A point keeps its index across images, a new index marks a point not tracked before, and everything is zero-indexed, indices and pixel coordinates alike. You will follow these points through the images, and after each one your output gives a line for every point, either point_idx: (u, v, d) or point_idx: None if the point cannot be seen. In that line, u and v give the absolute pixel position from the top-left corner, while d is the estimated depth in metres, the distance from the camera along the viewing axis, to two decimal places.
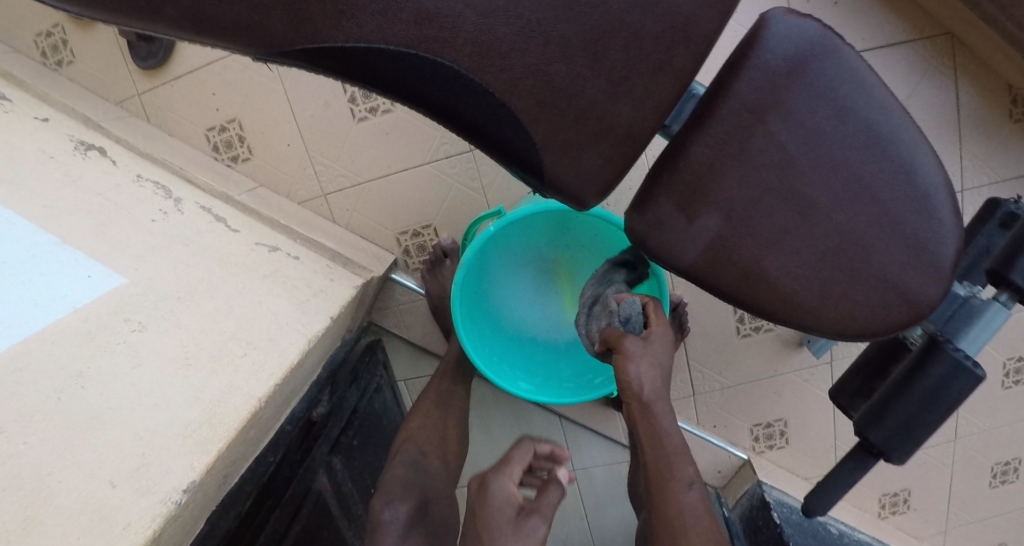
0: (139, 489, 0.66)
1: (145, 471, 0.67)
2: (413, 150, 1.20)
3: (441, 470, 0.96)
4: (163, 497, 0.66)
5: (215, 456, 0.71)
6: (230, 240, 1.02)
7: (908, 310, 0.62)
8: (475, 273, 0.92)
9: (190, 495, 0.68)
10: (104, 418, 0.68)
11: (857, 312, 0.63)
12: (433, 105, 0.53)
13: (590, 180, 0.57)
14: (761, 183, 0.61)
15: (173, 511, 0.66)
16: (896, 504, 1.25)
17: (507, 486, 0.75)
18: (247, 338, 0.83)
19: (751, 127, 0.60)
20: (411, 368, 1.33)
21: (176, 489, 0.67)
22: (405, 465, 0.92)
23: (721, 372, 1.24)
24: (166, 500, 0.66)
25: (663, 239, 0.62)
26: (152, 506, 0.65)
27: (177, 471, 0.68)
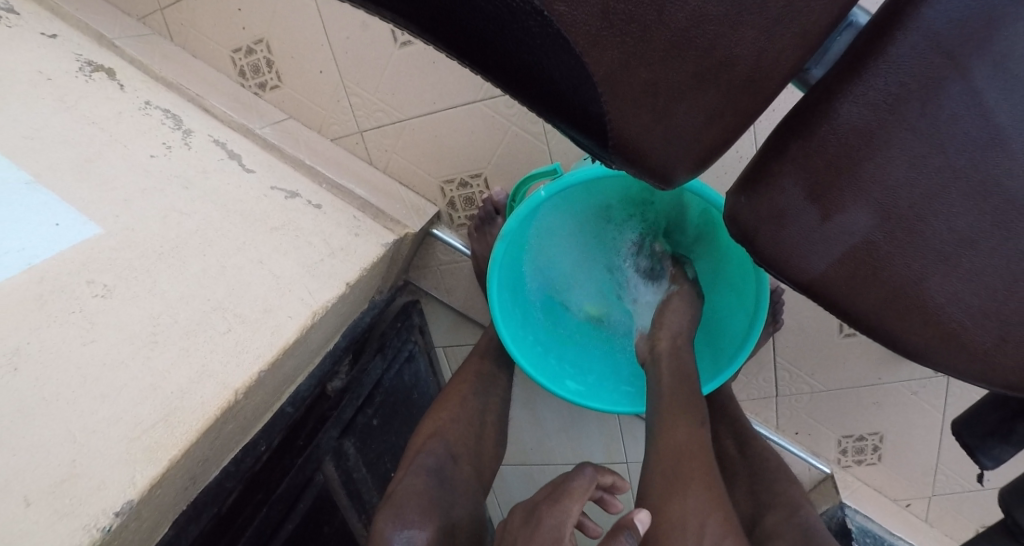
0: (60, 510, 0.55)
1: (71, 486, 0.56)
2: (462, 83, 0.98)
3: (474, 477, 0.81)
4: (88, 522, 0.55)
5: (165, 467, 0.60)
6: (242, 183, 0.86)
7: None
8: (519, 244, 0.73)
9: (124, 519, 0.57)
10: (34, 412, 0.57)
11: None
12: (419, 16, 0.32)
13: (681, 146, 0.36)
14: (942, 167, 0.40)
15: (98, 542, 0.55)
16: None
17: (564, 523, 0.52)
18: (235, 310, 0.72)
19: (942, 77, 0.38)
20: (450, 335, 1.17)
21: (105, 513, 0.56)
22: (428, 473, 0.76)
23: (814, 375, 1.02)
24: (89, 526, 0.55)
25: (782, 238, 0.42)
26: (71, 536, 0.54)
27: (111, 486, 0.57)
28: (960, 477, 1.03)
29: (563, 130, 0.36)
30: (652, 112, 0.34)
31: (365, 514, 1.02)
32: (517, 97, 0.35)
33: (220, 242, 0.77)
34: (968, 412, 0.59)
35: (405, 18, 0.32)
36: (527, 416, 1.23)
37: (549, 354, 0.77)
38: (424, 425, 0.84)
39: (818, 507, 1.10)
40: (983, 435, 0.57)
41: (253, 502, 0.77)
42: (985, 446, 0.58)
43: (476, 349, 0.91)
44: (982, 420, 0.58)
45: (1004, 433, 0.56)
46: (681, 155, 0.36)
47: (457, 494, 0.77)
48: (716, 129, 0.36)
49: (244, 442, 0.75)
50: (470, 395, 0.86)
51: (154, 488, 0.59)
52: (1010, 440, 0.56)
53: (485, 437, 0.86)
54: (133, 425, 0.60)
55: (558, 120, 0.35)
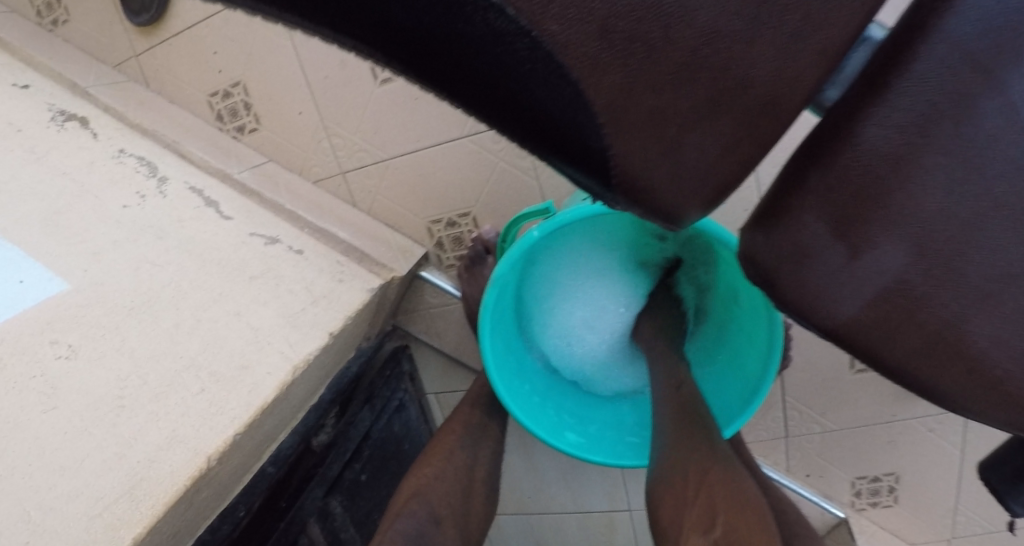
0: None
1: None
2: (447, 120, 0.94)
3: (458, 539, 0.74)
4: None
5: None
6: (218, 232, 0.81)
7: None
8: (508, 289, 0.69)
9: None
10: None
11: None
12: (393, 45, 0.28)
13: (692, 182, 0.32)
14: (981, 193, 0.35)
15: None
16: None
17: None
18: (210, 368, 0.66)
19: (978, 93, 0.34)
20: (443, 380, 1.11)
21: None
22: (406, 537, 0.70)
23: (825, 414, 0.97)
24: None
25: (805, 279, 0.38)
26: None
27: None
28: (980, 518, 0.97)
29: (558, 167, 0.32)
30: (661, 144, 0.30)
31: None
32: (509, 131, 0.31)
33: (194, 293, 0.72)
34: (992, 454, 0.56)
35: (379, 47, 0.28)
36: (524, 463, 1.17)
37: (547, 404, 0.72)
38: (407, 478, 0.78)
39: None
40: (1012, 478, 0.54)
41: None
42: (1015, 490, 0.54)
43: (466, 399, 0.86)
44: (1008, 463, 0.54)
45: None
46: (693, 192, 0.32)
47: None
48: (729, 161, 0.32)
49: (221, 507, 0.69)
50: (456, 447, 0.81)
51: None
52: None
53: (473, 494, 0.79)
54: (94, 500, 0.55)
55: (552, 155, 0.31)
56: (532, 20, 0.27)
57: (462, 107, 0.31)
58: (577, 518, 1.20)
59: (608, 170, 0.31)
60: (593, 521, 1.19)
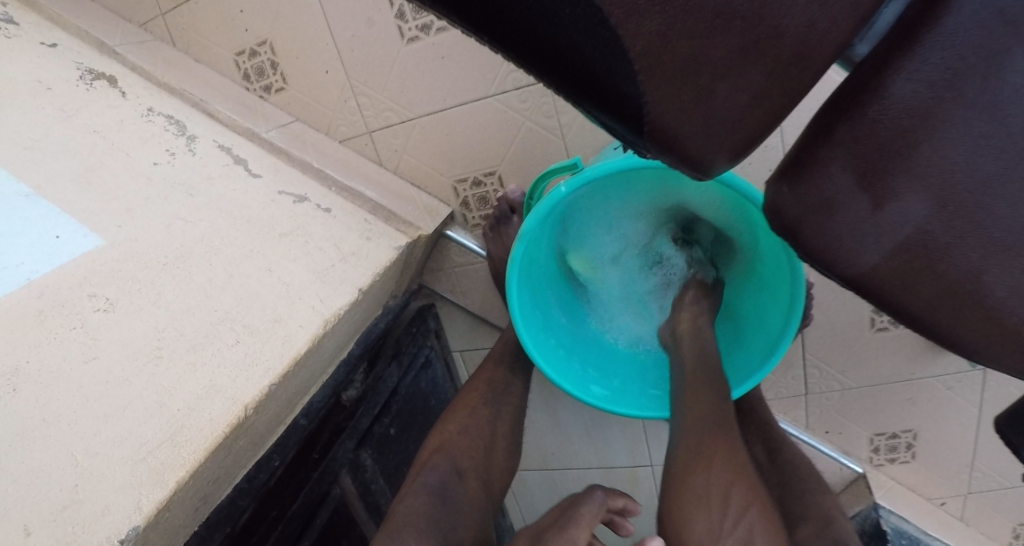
0: (63, 538, 0.52)
1: (74, 512, 0.53)
2: (471, 78, 0.94)
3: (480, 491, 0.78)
4: None
5: (172, 490, 0.56)
6: (248, 188, 0.84)
7: None
8: (536, 243, 0.70)
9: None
10: (31, 435, 0.54)
11: None
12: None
13: (721, 131, 0.32)
14: (1006, 147, 0.36)
15: None
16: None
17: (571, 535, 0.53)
18: (244, 321, 0.69)
19: (1008, 46, 0.35)
20: (467, 337, 1.13)
21: (109, 540, 0.52)
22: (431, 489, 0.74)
23: (845, 372, 0.98)
24: None
25: (827, 230, 0.38)
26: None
27: (117, 511, 0.54)
28: (996, 474, 0.99)
29: (594, 115, 0.34)
30: (693, 93, 0.31)
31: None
32: (549, 78, 0.33)
33: (228, 250, 0.74)
34: (1011, 408, 0.57)
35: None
36: (546, 418, 1.20)
37: (571, 357, 0.74)
38: (433, 434, 0.81)
39: (846, 511, 1.06)
40: None
41: (267, 520, 0.74)
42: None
43: (490, 357, 0.87)
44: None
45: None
46: (720, 142, 0.33)
47: (464, 505, 0.75)
48: (759, 112, 0.32)
49: (257, 456, 0.71)
50: (479, 405, 0.83)
51: (162, 512, 0.56)
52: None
53: (495, 450, 0.82)
54: (138, 445, 0.57)
55: (589, 103, 0.33)
56: None
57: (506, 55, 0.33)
58: (599, 472, 1.23)
59: (642, 117, 0.32)
60: (614, 476, 1.22)
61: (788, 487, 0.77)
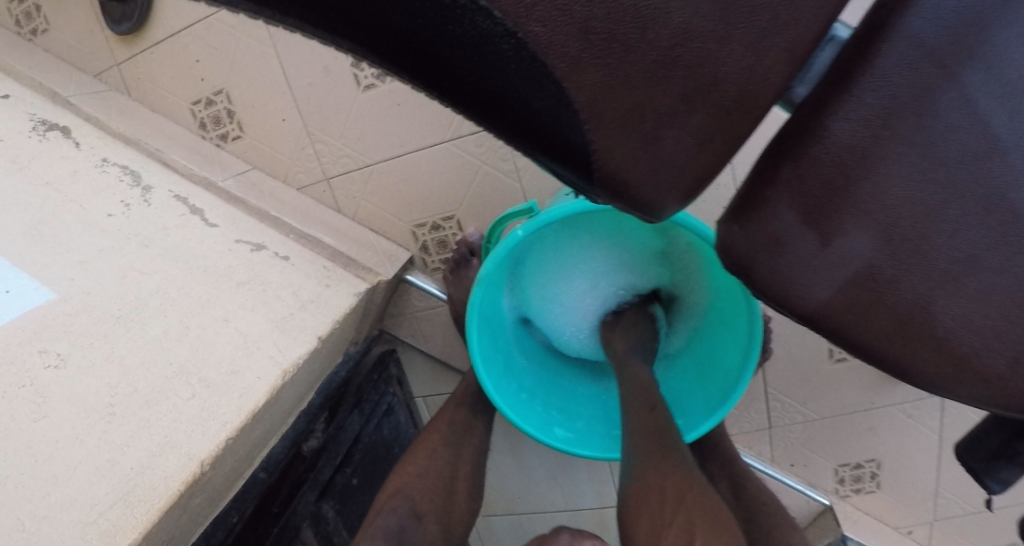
0: None
1: None
2: (428, 125, 0.95)
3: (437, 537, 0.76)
4: None
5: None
6: (203, 240, 0.81)
7: None
8: (493, 290, 0.70)
9: None
10: None
11: None
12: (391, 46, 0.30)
13: (669, 175, 0.34)
14: (941, 181, 0.38)
15: None
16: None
17: None
18: (199, 374, 0.66)
19: (939, 86, 0.37)
20: (430, 382, 1.10)
21: None
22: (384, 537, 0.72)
23: (807, 403, 1.00)
24: None
25: (778, 267, 0.40)
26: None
27: None
28: (960, 500, 1.01)
29: (541, 162, 0.34)
30: (641, 139, 0.32)
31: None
32: (498, 129, 0.32)
33: (182, 301, 0.73)
34: (968, 437, 0.59)
35: (376, 50, 0.30)
36: (512, 464, 1.18)
37: (535, 400, 0.73)
38: (387, 482, 0.79)
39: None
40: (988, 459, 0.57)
41: None
42: (990, 469, 0.57)
43: (452, 399, 0.87)
44: (984, 444, 0.58)
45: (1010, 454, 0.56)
46: (668, 187, 0.34)
47: None
48: (705, 154, 0.34)
49: (217, 511, 0.69)
50: (439, 446, 0.82)
51: None
52: (1016, 461, 0.56)
53: (455, 490, 0.80)
54: (89, 507, 0.55)
55: (538, 151, 0.33)
56: (517, 22, 0.29)
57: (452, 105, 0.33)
58: (568, 515, 1.21)
59: (589, 165, 0.32)
60: (580, 518, 1.20)
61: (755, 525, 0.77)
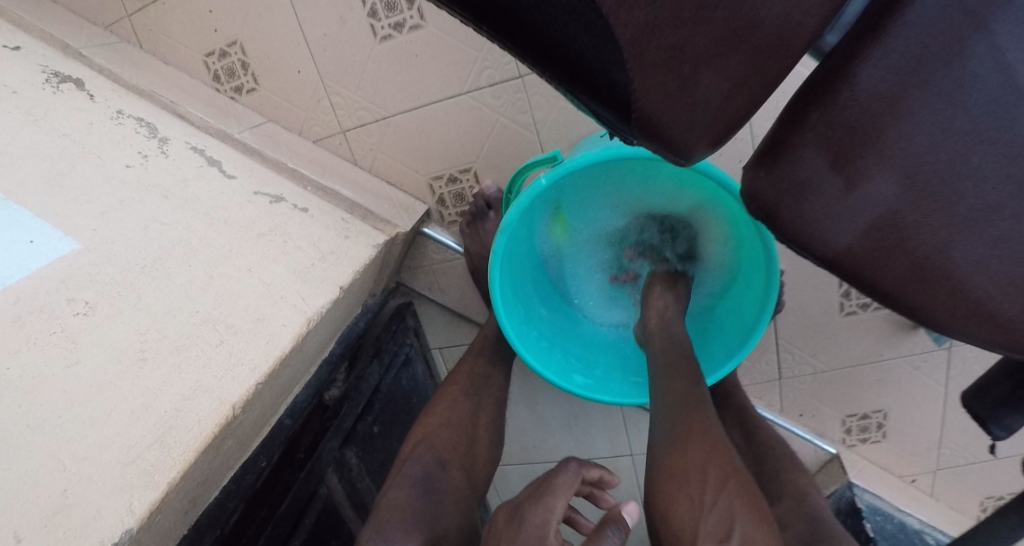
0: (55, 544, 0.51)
1: (63, 518, 0.52)
2: (444, 77, 0.94)
3: (463, 487, 0.78)
4: None
5: (165, 491, 0.56)
6: (223, 189, 0.83)
7: None
8: (514, 239, 0.70)
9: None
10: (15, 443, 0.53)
11: None
12: None
13: (704, 119, 0.35)
14: (967, 129, 0.38)
15: None
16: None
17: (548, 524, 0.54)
18: (227, 320, 0.68)
19: (967, 33, 0.37)
20: (446, 334, 1.11)
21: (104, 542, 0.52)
22: (411, 486, 0.74)
23: (816, 354, 1.01)
24: None
25: (800, 211, 0.40)
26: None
27: (108, 516, 0.53)
28: (964, 451, 1.03)
29: (581, 101, 0.36)
30: (679, 83, 0.34)
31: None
32: (543, 67, 0.34)
33: (206, 251, 0.74)
34: (978, 383, 0.61)
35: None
36: (527, 414, 1.21)
37: (554, 347, 0.75)
38: (414, 430, 0.82)
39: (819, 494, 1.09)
40: (994, 406, 0.59)
41: (254, 522, 0.73)
42: (997, 416, 0.60)
43: (470, 349, 0.88)
44: (991, 390, 0.60)
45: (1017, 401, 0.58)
46: (701, 131, 0.35)
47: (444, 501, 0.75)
48: (740, 99, 0.35)
49: (243, 459, 0.70)
50: (461, 397, 0.84)
51: (154, 514, 0.56)
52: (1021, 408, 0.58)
53: (478, 438, 0.82)
54: (126, 448, 0.57)
55: (579, 90, 0.35)
56: None
57: (500, 43, 0.34)
58: None
59: (627, 106, 0.34)
60: None
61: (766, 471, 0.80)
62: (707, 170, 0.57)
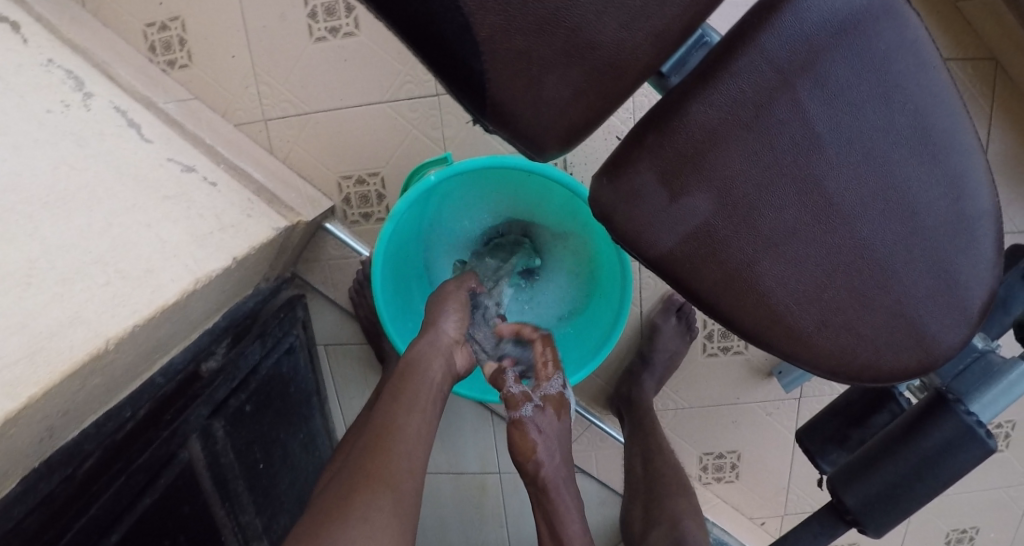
0: None
1: None
2: (368, 83, 0.99)
3: None
4: None
5: (23, 405, 0.57)
6: (137, 150, 0.84)
7: (920, 357, 0.50)
8: (403, 233, 0.77)
9: None
10: None
11: (858, 347, 0.50)
12: None
13: (552, 121, 0.45)
14: (771, 165, 0.47)
15: None
16: (961, 542, 1.10)
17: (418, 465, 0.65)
18: (117, 265, 0.70)
19: (782, 88, 0.46)
20: (335, 331, 1.12)
21: None
22: None
23: (679, 390, 1.10)
24: None
25: (636, 212, 0.48)
26: None
27: None
28: (807, 496, 1.15)
29: (460, 98, 0.45)
30: (532, 88, 0.44)
31: (241, 532, 0.96)
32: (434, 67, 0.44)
33: (109, 201, 0.74)
34: (812, 422, 0.72)
35: None
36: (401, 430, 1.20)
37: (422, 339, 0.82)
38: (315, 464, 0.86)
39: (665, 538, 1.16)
40: (821, 442, 0.71)
41: (108, 472, 0.71)
42: (823, 451, 0.71)
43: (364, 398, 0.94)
44: (821, 429, 0.71)
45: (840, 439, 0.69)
46: (550, 129, 0.46)
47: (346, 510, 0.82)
48: (580, 104, 0.45)
49: (108, 407, 0.72)
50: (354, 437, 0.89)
51: (8, 424, 0.56)
52: (843, 446, 0.70)
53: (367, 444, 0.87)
54: None
55: (458, 89, 0.45)
56: None
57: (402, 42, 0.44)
58: (448, 477, 1.25)
59: (493, 103, 0.45)
60: (463, 481, 1.25)
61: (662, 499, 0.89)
62: (564, 182, 0.69)
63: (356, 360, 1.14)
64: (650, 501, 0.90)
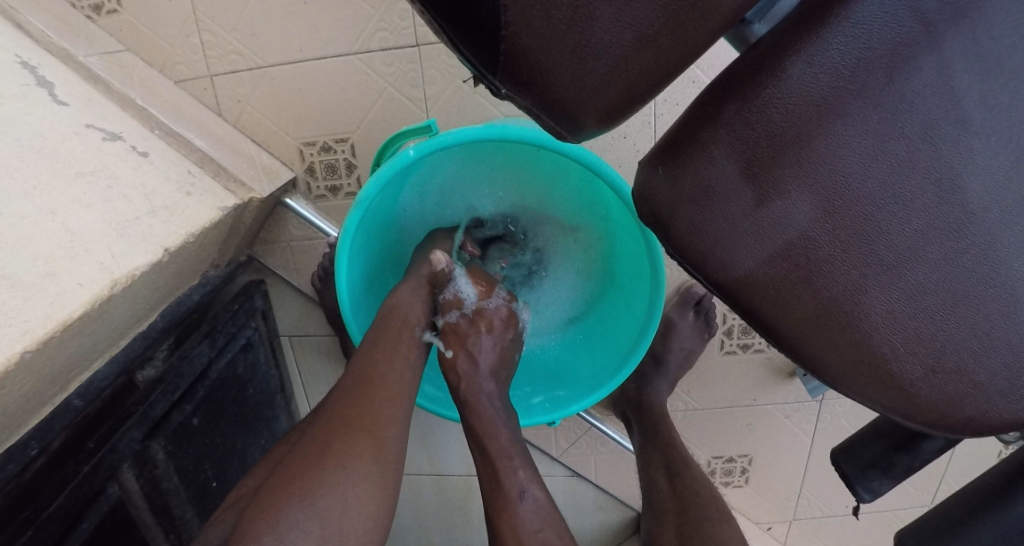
0: None
1: None
2: (334, 30, 0.82)
3: None
4: None
5: None
6: (47, 114, 0.66)
7: None
8: (377, 217, 0.64)
9: None
10: None
11: (976, 399, 0.38)
12: None
13: (598, 85, 0.34)
14: (894, 150, 0.36)
15: None
16: None
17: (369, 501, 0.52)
18: (5, 270, 0.52)
19: (911, 47, 0.34)
20: (300, 322, 0.98)
21: None
22: None
23: (690, 391, 0.98)
24: None
25: (704, 223, 0.38)
26: None
27: None
28: (819, 503, 1.05)
29: (465, 56, 0.33)
30: (577, 35, 0.32)
31: None
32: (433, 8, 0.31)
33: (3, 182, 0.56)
34: (849, 441, 0.56)
35: None
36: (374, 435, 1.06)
37: None
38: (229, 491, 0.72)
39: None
40: (864, 468, 0.55)
41: (13, 524, 0.56)
42: (864, 478, 0.55)
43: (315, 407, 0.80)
44: (861, 450, 0.55)
45: (883, 465, 0.54)
46: (593, 97, 0.34)
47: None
48: (646, 56, 0.34)
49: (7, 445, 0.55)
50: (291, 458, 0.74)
51: None
52: (890, 474, 0.54)
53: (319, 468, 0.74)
54: None
55: (463, 41, 0.32)
56: None
57: None
58: (429, 481, 1.12)
59: (517, 61, 0.32)
60: (445, 484, 1.12)
61: (689, 521, 0.74)
62: (580, 157, 0.55)
63: (323, 353, 1.00)
64: (685, 525, 0.74)
